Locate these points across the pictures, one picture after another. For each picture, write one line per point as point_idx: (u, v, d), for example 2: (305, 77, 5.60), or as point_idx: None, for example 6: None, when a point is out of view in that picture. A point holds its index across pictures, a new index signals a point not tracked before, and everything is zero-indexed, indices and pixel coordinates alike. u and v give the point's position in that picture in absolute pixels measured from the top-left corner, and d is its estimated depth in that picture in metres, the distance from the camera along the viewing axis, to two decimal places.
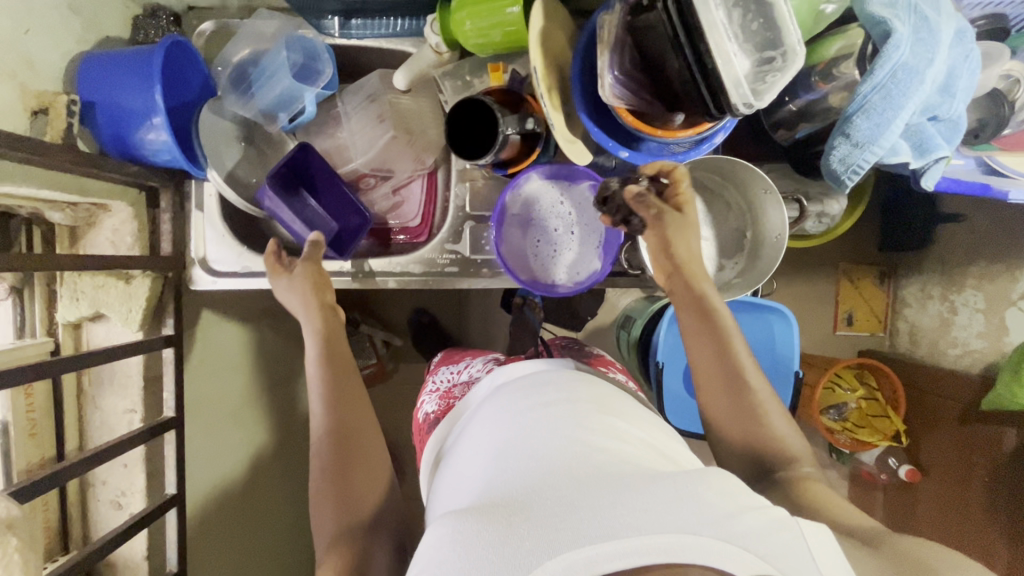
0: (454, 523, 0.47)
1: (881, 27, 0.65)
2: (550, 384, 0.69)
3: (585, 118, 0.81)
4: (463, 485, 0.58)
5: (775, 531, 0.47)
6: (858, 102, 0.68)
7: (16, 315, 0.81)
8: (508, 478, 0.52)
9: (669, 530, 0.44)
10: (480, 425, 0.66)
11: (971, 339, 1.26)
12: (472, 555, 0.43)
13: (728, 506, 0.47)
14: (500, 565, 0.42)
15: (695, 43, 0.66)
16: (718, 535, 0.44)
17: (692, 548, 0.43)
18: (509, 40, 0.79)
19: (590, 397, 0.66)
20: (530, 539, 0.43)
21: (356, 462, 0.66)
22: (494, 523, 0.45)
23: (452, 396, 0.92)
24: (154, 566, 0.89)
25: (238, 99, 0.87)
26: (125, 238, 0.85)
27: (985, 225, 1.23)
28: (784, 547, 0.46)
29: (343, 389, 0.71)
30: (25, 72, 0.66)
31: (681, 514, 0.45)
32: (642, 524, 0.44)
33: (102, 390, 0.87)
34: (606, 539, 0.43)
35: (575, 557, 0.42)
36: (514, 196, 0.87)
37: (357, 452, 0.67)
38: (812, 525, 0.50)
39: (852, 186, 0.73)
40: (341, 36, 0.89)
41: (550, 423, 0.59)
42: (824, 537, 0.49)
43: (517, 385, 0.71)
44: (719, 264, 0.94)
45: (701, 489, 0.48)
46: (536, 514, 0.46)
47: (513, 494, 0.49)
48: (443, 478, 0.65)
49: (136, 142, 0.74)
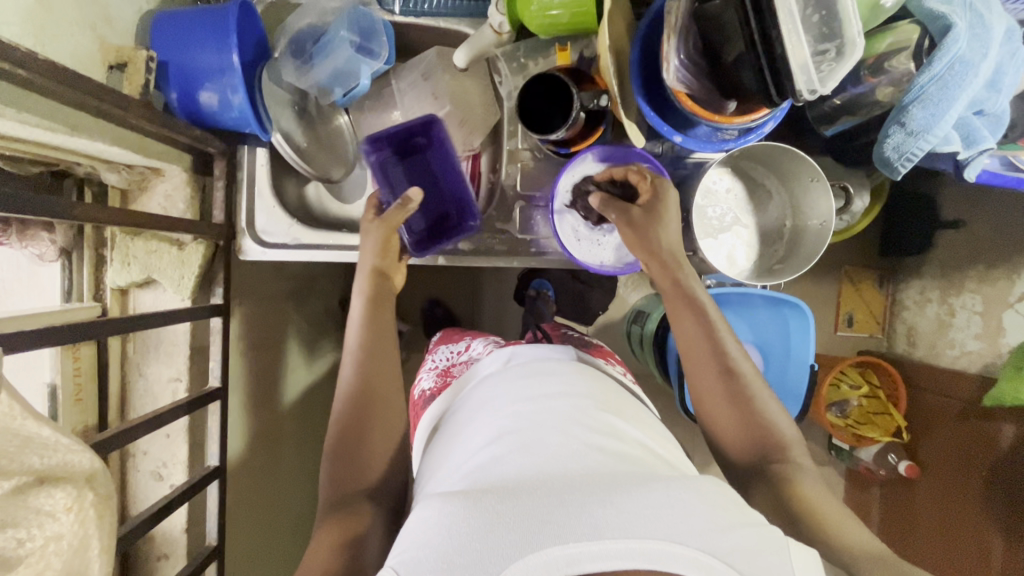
0: (445, 506, 0.48)
1: (940, 21, 0.69)
2: (554, 383, 0.70)
3: (642, 102, 0.84)
4: (454, 477, 0.59)
5: (764, 548, 0.47)
6: (915, 93, 0.71)
7: (65, 278, 0.80)
8: (501, 473, 0.54)
9: (655, 537, 0.44)
10: (479, 418, 0.68)
11: (967, 341, 1.22)
12: (457, 541, 0.45)
13: (718, 520, 0.47)
14: (483, 550, 0.44)
15: (765, 28, 0.69)
16: (703, 548, 0.44)
17: (675, 558, 0.44)
18: (576, 21, 0.81)
19: (593, 400, 0.67)
20: (516, 531, 0.45)
21: (366, 438, 0.71)
22: (482, 511, 0.47)
23: (450, 374, 0.94)
24: (193, 538, 0.88)
25: (296, 69, 0.86)
26: (178, 204, 0.83)
27: (984, 234, 1.18)
28: (772, 567, 0.45)
29: (377, 355, 0.76)
30: (103, 26, 0.67)
31: (670, 521, 0.46)
32: (630, 529, 0.45)
33: (147, 358, 0.85)
34: (589, 538, 0.44)
35: (557, 553, 0.43)
36: (570, 175, 0.87)
37: (372, 422, 0.72)
38: (801, 547, 0.50)
39: (904, 173, 0.77)
40: (402, 13, 0.90)
41: (548, 423, 0.61)
42: (813, 561, 0.49)
43: (523, 378, 0.72)
44: (759, 252, 0.98)
45: (692, 500, 0.49)
46: (524, 506, 0.47)
47: (504, 486, 0.51)
48: (436, 469, 0.66)
49: (205, 100, 0.75)
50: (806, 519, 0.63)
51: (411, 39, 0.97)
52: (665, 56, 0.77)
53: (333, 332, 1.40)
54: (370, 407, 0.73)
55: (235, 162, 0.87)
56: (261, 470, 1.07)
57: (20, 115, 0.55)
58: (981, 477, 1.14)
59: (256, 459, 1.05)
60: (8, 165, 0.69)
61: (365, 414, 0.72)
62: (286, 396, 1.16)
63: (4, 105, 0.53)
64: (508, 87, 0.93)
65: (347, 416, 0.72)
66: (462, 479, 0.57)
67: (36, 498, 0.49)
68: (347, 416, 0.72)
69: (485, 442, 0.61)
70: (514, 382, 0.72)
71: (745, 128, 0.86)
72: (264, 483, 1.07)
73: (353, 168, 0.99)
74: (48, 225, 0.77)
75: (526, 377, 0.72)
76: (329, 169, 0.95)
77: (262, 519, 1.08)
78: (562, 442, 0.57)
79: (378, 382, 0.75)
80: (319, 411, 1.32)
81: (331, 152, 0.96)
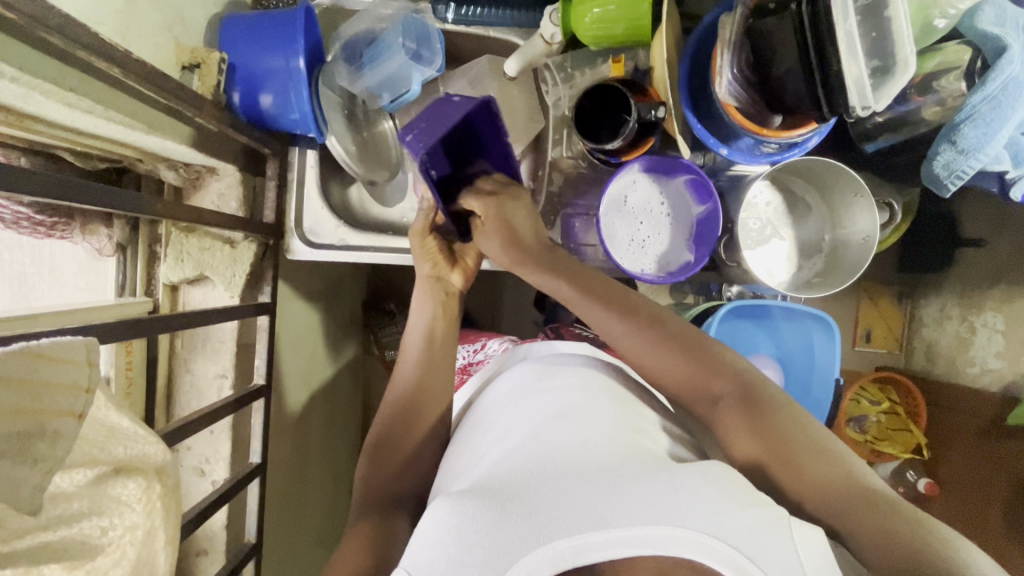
0: (453, 507, 0.49)
1: (994, 43, 0.71)
2: (563, 374, 0.69)
3: (690, 115, 0.86)
4: (464, 474, 0.60)
5: (768, 532, 0.47)
6: (967, 111, 0.73)
7: (119, 272, 0.80)
8: (510, 466, 0.55)
9: (660, 524, 0.46)
10: (490, 416, 0.69)
11: (989, 360, 1.16)
12: (466, 541, 0.46)
13: (725, 504, 0.48)
14: (492, 551, 0.45)
15: (822, 45, 0.70)
16: (707, 531, 0.46)
17: (678, 542, 0.45)
18: (628, 34, 0.84)
19: (602, 390, 0.67)
20: (523, 526, 0.46)
21: (397, 437, 0.73)
22: (490, 508, 0.48)
23: (469, 373, 0.95)
24: (232, 533, 0.88)
25: (349, 74, 0.87)
26: (230, 203, 0.84)
27: (1010, 253, 1.12)
28: (775, 548, 0.46)
29: (430, 360, 0.78)
30: (178, 27, 0.72)
31: (674, 507, 0.47)
32: (635, 516, 0.46)
33: (194, 354, 0.86)
34: (593, 529, 0.46)
35: (564, 545, 0.45)
36: (619, 184, 0.88)
37: (414, 422, 0.74)
38: (806, 524, 0.49)
39: (954, 189, 0.79)
40: (454, 22, 0.92)
41: (558, 414, 0.61)
42: (817, 536, 0.48)
43: (532, 369, 0.72)
44: (797, 265, 0.99)
45: (698, 483, 0.50)
46: (529, 503, 0.48)
47: (510, 481, 0.52)
48: (449, 467, 0.67)
49: (269, 101, 0.77)
50: (801, 483, 0.56)
51: (459, 47, 0.99)
52: (718, 69, 0.79)
53: (354, 333, 1.39)
54: (410, 411, 0.74)
55: (287, 163, 0.89)
56: (294, 468, 1.07)
57: (107, 112, 0.57)
58: (1002, 498, 1.10)
59: (290, 457, 1.05)
60: (75, 159, 0.68)
61: (407, 417, 0.74)
62: (313, 397, 1.16)
63: (95, 102, 0.55)
64: (555, 96, 0.93)
65: (391, 418, 0.74)
66: (471, 475, 0.58)
67: (114, 487, 0.49)
68: (391, 414, 0.74)
69: (493, 439, 0.62)
70: (523, 374, 0.72)
71: (788, 142, 0.85)
72: (293, 481, 1.07)
73: (396, 172, 1.00)
74: (107, 221, 0.77)
75: (532, 370, 0.72)
76: (373, 172, 0.95)
77: (293, 516, 1.08)
78: (573, 433, 0.57)
79: (421, 389, 0.76)
80: (342, 410, 1.31)
81: (377, 155, 0.96)
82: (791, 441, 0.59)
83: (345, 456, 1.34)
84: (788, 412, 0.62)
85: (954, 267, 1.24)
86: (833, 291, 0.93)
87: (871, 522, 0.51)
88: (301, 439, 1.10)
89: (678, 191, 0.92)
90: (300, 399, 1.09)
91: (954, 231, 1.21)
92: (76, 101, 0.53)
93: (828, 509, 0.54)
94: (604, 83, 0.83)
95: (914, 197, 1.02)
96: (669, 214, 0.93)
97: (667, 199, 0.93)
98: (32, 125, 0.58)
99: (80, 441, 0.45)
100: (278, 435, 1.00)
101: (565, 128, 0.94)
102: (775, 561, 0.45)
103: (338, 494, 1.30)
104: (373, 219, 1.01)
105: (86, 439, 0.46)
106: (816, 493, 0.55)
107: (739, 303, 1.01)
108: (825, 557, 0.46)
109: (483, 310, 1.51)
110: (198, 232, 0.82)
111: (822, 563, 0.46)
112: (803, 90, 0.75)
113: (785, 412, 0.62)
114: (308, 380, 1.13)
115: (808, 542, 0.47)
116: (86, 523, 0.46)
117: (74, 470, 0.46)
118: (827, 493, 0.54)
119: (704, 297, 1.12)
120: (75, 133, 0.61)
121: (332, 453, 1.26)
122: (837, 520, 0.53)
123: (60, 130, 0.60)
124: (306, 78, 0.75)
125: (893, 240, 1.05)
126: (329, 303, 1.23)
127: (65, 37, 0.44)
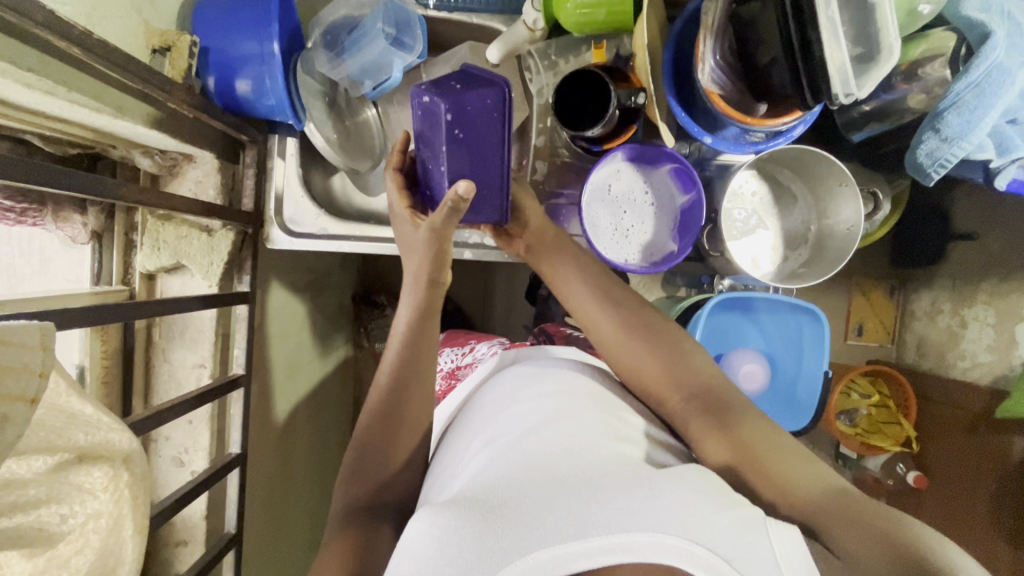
0: (434, 517, 0.47)
1: (978, 29, 0.70)
2: (548, 380, 0.68)
3: (674, 102, 0.85)
4: (450, 484, 0.59)
5: (743, 534, 0.46)
6: (951, 99, 0.72)
7: (95, 260, 0.80)
8: (493, 475, 0.54)
9: (639, 530, 0.45)
10: (478, 420, 0.67)
11: (978, 353, 1.15)
12: (446, 552, 0.45)
13: (703, 506, 0.48)
14: (472, 563, 0.44)
15: (804, 32, 0.68)
16: (685, 536, 0.45)
17: (658, 548, 0.44)
18: (611, 20, 0.83)
19: (588, 396, 0.65)
20: (504, 538, 0.45)
21: (369, 445, 0.70)
22: (470, 518, 0.46)
23: (455, 377, 0.94)
24: (212, 525, 0.88)
25: (329, 59, 0.86)
26: (208, 191, 0.83)
27: (1000, 246, 1.11)
28: (753, 549, 0.45)
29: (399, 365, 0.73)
30: (148, 9, 0.71)
31: (653, 513, 0.46)
32: (614, 524, 0.45)
33: (173, 343, 0.85)
34: (574, 538, 0.45)
35: (544, 556, 0.44)
36: (601, 172, 0.88)
37: (395, 433, 0.69)
38: (781, 523, 0.48)
39: (938, 178, 0.78)
40: (436, 7, 0.91)
41: (542, 421, 0.60)
42: (791, 533, 0.48)
43: (522, 375, 0.71)
44: (783, 255, 0.99)
45: (677, 489, 0.49)
46: (513, 515, 0.47)
47: (494, 491, 0.50)
48: (436, 474, 0.66)
49: (242, 87, 0.76)
50: (775, 485, 0.56)
51: (443, 34, 0.98)
52: (700, 57, 0.78)
53: (343, 326, 1.38)
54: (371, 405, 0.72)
55: (266, 150, 0.88)
56: (279, 464, 1.06)
57: (70, 94, 0.56)
58: (990, 492, 1.10)
59: (275, 450, 1.05)
60: (46, 146, 0.67)
61: (385, 422, 0.70)
62: (299, 390, 1.15)
63: (56, 83, 0.54)
64: (539, 84, 0.93)
65: (365, 431, 0.70)
66: (455, 485, 0.57)
67: (75, 475, 0.48)
68: (366, 421, 0.70)
69: (479, 447, 0.61)
70: (514, 380, 0.71)
71: (774, 131, 0.84)
72: (278, 473, 1.06)
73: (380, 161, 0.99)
74: (81, 208, 0.76)
75: (522, 377, 0.71)
76: (357, 160, 0.94)
77: (277, 508, 1.07)
78: (555, 442, 0.56)
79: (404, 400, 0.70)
80: (329, 403, 1.30)
81: (360, 145, 0.95)
82: (754, 442, 0.59)
83: (331, 449, 1.33)
84: (752, 415, 0.62)
85: (945, 260, 1.23)
86: (817, 280, 0.93)
87: (841, 518, 0.51)
88: (287, 430, 1.09)
89: (662, 180, 0.91)
90: (285, 390, 1.08)
91: (946, 223, 1.20)
92: (35, 82, 0.52)
93: (803, 514, 0.53)
94: (586, 69, 0.81)
95: (904, 188, 1.01)
96: (654, 204, 0.92)
97: (651, 189, 0.92)
98: None
99: (37, 427, 0.45)
100: (261, 427, 0.99)
101: (548, 117, 0.94)
102: (753, 562, 0.44)
103: (326, 486, 1.29)
104: (357, 207, 0.99)
105: (43, 425, 0.45)
106: (780, 495, 0.55)
107: (727, 295, 1.00)
108: (801, 550, 0.46)
109: (473, 302, 1.50)
110: (176, 220, 0.82)
111: (798, 561, 0.46)
112: (786, 79, 0.74)
113: (747, 415, 0.62)
114: (294, 372, 1.12)
115: (782, 538, 0.47)
116: (44, 510, 0.46)
117: (32, 457, 0.45)
118: (795, 496, 0.54)
119: (695, 289, 1.10)
120: (39, 116, 0.61)
121: (319, 446, 1.26)
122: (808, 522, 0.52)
123: (26, 113, 0.59)
124: (280, 63, 0.74)
125: (884, 234, 1.03)
126: (316, 295, 1.21)
127: (20, 15, 0.44)
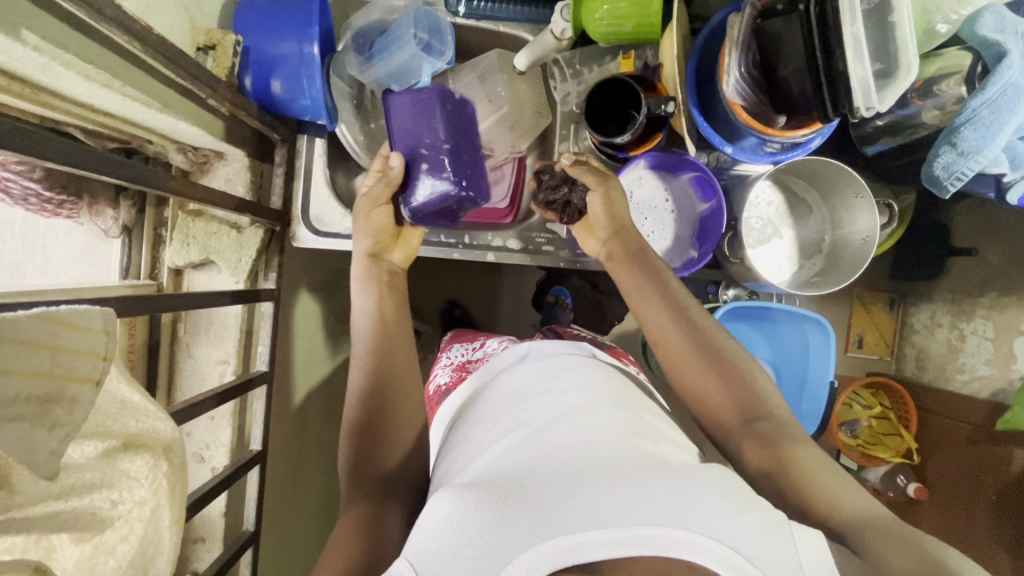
0: (455, 499, 0.48)
1: (994, 49, 0.73)
2: (567, 376, 0.68)
3: (695, 111, 0.87)
4: (465, 470, 0.59)
5: (765, 534, 0.47)
6: (967, 115, 0.75)
7: (125, 254, 0.81)
8: (512, 463, 0.54)
9: (661, 525, 0.46)
10: (494, 410, 0.67)
11: (978, 367, 1.17)
12: (467, 533, 0.45)
13: (726, 506, 0.48)
14: (492, 544, 0.44)
15: (828, 47, 0.70)
16: (707, 534, 0.46)
17: (678, 544, 0.45)
18: (638, 31, 0.86)
19: (606, 393, 0.66)
20: (525, 522, 0.45)
21: (387, 427, 0.70)
22: (491, 503, 0.47)
23: (465, 371, 0.90)
24: (230, 522, 0.87)
25: (360, 62, 0.88)
26: (238, 188, 0.84)
27: (999, 260, 1.14)
28: (776, 550, 0.46)
29: (388, 348, 0.76)
30: (194, 9, 0.73)
31: (675, 509, 0.47)
32: (635, 517, 0.46)
33: (197, 339, 0.86)
34: (594, 527, 0.45)
35: (564, 542, 0.44)
36: (625, 181, 0.90)
37: (391, 410, 0.71)
38: (806, 530, 0.49)
39: (955, 190, 0.81)
40: (465, 15, 0.93)
41: (562, 414, 0.60)
42: (817, 541, 0.49)
43: (540, 368, 0.71)
44: (798, 264, 1.01)
45: (698, 486, 0.50)
46: (535, 501, 0.47)
47: (514, 477, 0.51)
48: (448, 461, 0.66)
49: (280, 86, 0.77)
50: (819, 499, 0.57)
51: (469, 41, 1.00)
52: (726, 68, 0.80)
53: None
54: (387, 395, 0.72)
55: (295, 150, 0.89)
56: (290, 465, 1.06)
57: (124, 87, 0.57)
58: (989, 503, 1.11)
59: (287, 450, 1.04)
60: (87, 139, 0.68)
61: (379, 407, 0.71)
62: (312, 391, 1.15)
63: (113, 77, 0.55)
64: (563, 92, 0.96)
65: (361, 416, 0.71)
66: (472, 471, 0.57)
67: (123, 462, 0.48)
68: (364, 408, 0.71)
69: (496, 436, 0.61)
70: (531, 372, 0.71)
71: (791, 143, 0.86)
72: (290, 473, 1.06)
73: None
74: (114, 202, 0.77)
75: (540, 371, 0.71)
76: None
77: (288, 508, 1.07)
78: (574, 434, 0.57)
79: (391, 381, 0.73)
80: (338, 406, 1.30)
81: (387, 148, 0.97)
82: (801, 462, 0.61)
83: None
84: (801, 439, 0.64)
85: (945, 275, 1.26)
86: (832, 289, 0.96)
87: (888, 533, 0.52)
88: (298, 430, 1.09)
89: (683, 187, 0.93)
90: (298, 391, 1.08)
91: (946, 239, 1.23)
92: (95, 75, 0.53)
93: (846, 524, 0.54)
94: (615, 78, 0.84)
95: (910, 203, 1.05)
96: (674, 211, 0.94)
97: (671, 196, 0.94)
98: (45, 98, 0.57)
99: (94, 412, 0.45)
100: (275, 426, 0.99)
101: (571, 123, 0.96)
102: (774, 562, 0.45)
103: None
104: None
105: (99, 410, 0.46)
106: (824, 506, 0.56)
107: (739, 303, 1.02)
108: (822, 550, 0.48)
109: (480, 308, 1.50)
110: (205, 216, 0.83)
111: (820, 563, 0.47)
112: (808, 91, 0.76)
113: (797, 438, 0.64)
114: (307, 372, 1.12)
115: (807, 542, 0.48)
116: (96, 495, 0.46)
117: (86, 442, 0.46)
118: (840, 508, 0.55)
119: (701, 299, 1.13)
120: (87, 110, 0.62)
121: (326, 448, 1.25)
122: (849, 531, 0.53)
123: (75, 106, 0.60)
124: (319, 64, 0.75)
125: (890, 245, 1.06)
126: (329, 297, 1.22)
127: (89, 9, 0.45)
